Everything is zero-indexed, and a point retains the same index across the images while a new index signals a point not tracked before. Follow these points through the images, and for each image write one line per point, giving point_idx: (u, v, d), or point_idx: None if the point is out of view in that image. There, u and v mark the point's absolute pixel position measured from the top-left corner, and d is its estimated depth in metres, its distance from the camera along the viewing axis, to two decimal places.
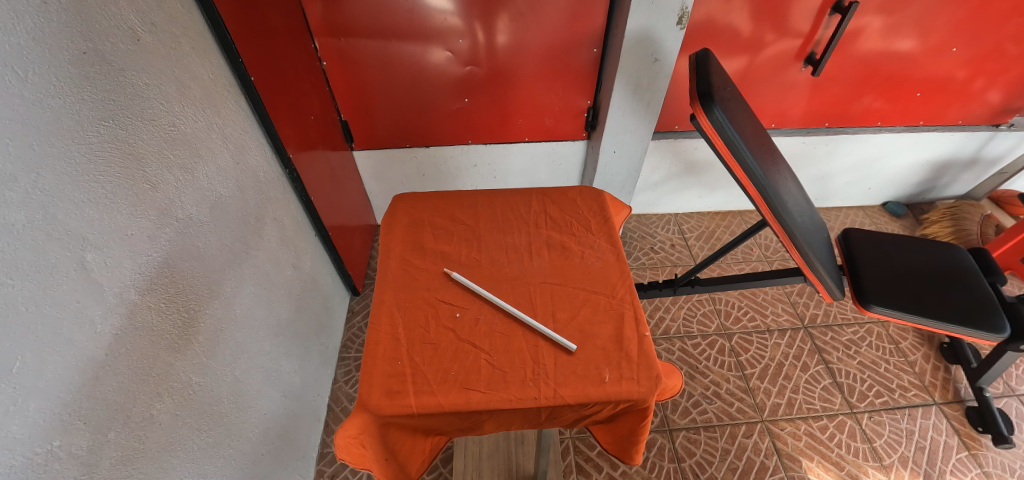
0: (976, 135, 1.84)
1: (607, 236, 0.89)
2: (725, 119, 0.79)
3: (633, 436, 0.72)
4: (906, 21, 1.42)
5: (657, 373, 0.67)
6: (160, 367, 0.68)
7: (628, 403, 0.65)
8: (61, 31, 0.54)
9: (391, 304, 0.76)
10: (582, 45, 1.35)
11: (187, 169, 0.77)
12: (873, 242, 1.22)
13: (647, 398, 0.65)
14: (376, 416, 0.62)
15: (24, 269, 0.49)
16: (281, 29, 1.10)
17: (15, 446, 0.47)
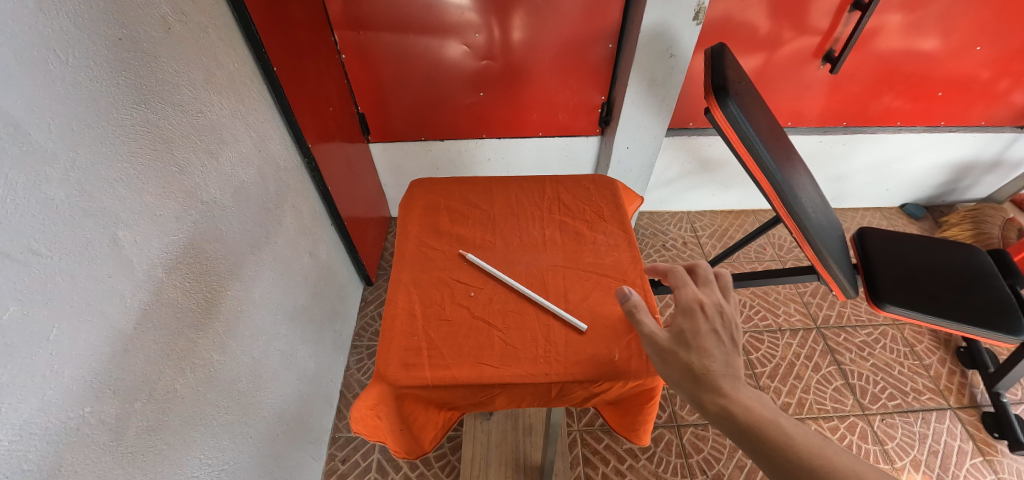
0: (999, 137, 1.80)
1: (619, 223, 0.90)
2: (740, 113, 0.79)
3: (641, 416, 0.73)
4: (929, 19, 1.39)
5: None
6: (183, 342, 0.70)
7: (637, 382, 0.66)
8: (98, 17, 0.57)
9: (408, 282, 0.77)
10: (598, 40, 1.36)
11: (212, 154, 0.80)
12: (889, 241, 1.21)
13: (656, 378, 0.65)
14: (393, 387, 0.64)
15: (60, 241, 0.52)
16: (303, 21, 1.12)
17: (50, 409, 0.50)
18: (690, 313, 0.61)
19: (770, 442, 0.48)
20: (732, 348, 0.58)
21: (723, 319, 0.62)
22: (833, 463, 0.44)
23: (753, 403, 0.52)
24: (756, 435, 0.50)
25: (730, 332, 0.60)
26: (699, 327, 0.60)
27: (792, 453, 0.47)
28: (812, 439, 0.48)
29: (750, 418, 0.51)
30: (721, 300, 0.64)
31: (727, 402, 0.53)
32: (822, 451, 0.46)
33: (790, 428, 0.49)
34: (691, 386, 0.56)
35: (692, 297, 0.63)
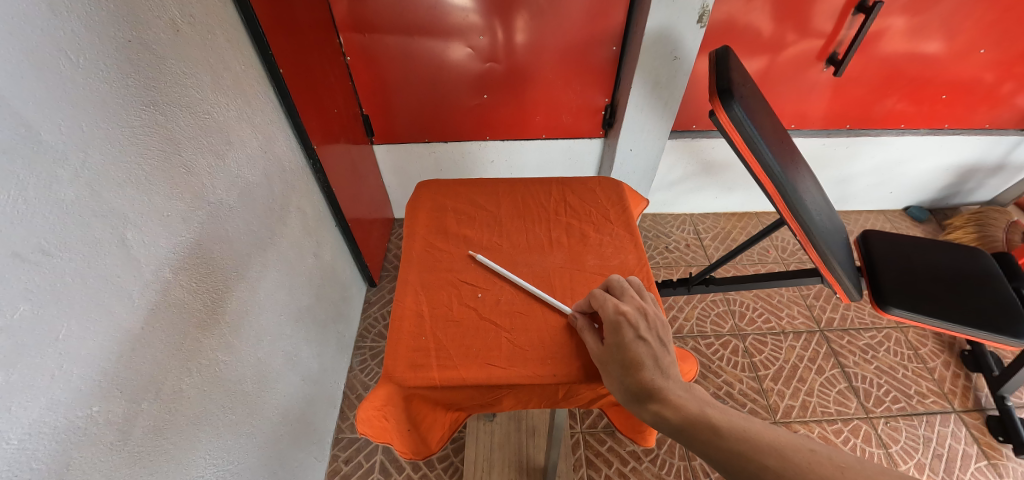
0: (1003, 140, 1.79)
1: (625, 225, 0.90)
2: (744, 115, 0.79)
3: None
4: (933, 22, 1.39)
5: None
6: (190, 343, 0.71)
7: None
8: (109, 19, 0.58)
9: (414, 283, 0.78)
10: (602, 43, 1.36)
11: (219, 155, 0.80)
12: (894, 244, 1.20)
13: None
14: (401, 387, 0.64)
15: (71, 242, 0.52)
16: (308, 23, 1.13)
17: (58, 408, 0.50)
18: (613, 323, 0.61)
19: (701, 433, 0.49)
20: (659, 348, 0.59)
21: (647, 322, 0.62)
22: (755, 440, 0.45)
23: (685, 399, 0.53)
24: (688, 434, 0.49)
25: (654, 333, 0.61)
26: (624, 336, 0.60)
27: (722, 442, 0.47)
28: (737, 421, 0.48)
29: (683, 414, 0.51)
30: (643, 303, 0.65)
31: (661, 406, 0.53)
32: (744, 430, 0.47)
33: (718, 415, 0.50)
34: (628, 398, 0.56)
35: (613, 307, 0.63)
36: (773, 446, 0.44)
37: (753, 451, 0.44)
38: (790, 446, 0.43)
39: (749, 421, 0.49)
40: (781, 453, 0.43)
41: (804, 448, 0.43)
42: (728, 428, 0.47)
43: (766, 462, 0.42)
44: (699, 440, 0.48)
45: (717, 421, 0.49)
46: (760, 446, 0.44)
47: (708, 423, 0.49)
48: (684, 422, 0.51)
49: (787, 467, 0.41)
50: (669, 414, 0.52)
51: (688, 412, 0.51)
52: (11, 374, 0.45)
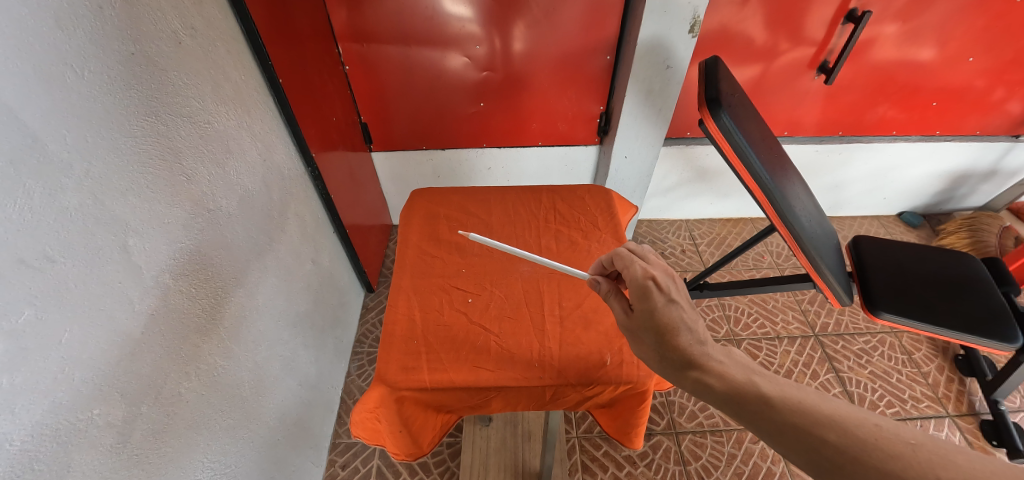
0: (994, 147, 1.81)
1: (613, 232, 0.91)
2: (732, 124, 0.81)
3: (633, 419, 0.74)
4: (922, 30, 1.42)
5: None
6: (189, 347, 0.72)
7: (628, 386, 0.68)
8: (114, 34, 0.60)
9: (408, 289, 0.79)
10: (596, 52, 1.38)
11: (219, 164, 0.82)
12: (883, 250, 1.22)
13: (646, 382, 0.67)
14: (391, 389, 0.65)
15: (74, 249, 0.54)
16: (307, 33, 1.15)
17: (61, 411, 0.51)
18: (643, 290, 0.61)
19: (750, 403, 0.49)
20: (690, 311, 0.60)
21: (675, 284, 0.63)
22: (813, 412, 0.45)
23: (726, 366, 0.55)
24: (735, 402, 0.50)
25: (684, 297, 0.62)
26: (656, 301, 0.60)
27: (773, 412, 0.47)
28: (790, 391, 0.48)
29: (727, 382, 0.53)
30: (668, 267, 0.65)
31: (702, 374, 0.55)
32: (800, 402, 0.47)
33: (765, 383, 0.51)
34: (667, 366, 0.58)
35: (642, 272, 0.63)
36: (833, 419, 0.44)
37: (811, 423, 0.44)
38: (852, 420, 0.43)
39: (802, 391, 0.49)
40: (842, 427, 0.42)
41: (868, 424, 0.42)
42: (780, 399, 0.48)
43: (825, 436, 0.42)
44: (748, 411, 0.49)
45: (767, 390, 0.50)
46: (818, 419, 0.44)
47: (756, 391, 0.50)
48: (728, 390, 0.52)
49: (849, 442, 0.41)
50: (712, 382, 0.53)
51: (732, 380, 0.53)
52: (14, 377, 0.46)
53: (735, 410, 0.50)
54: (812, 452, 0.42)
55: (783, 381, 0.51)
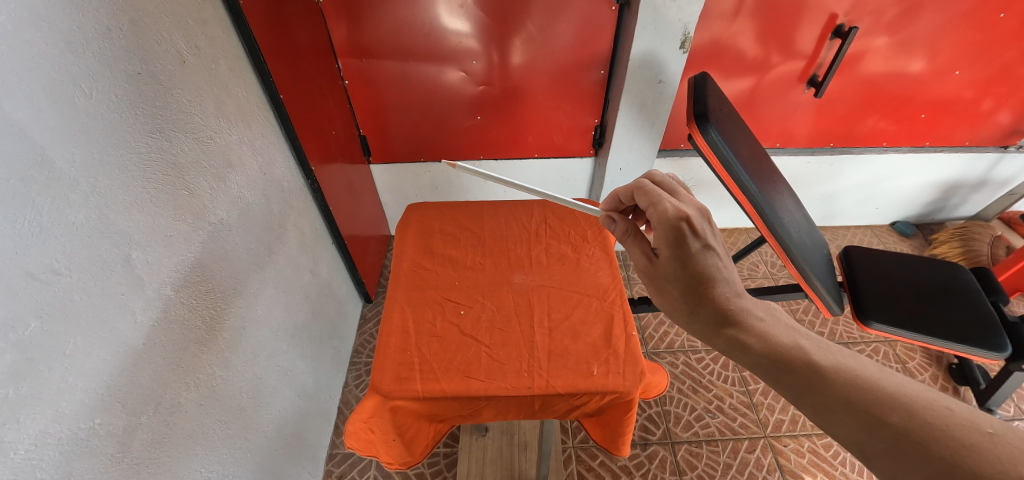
0: (984, 157, 1.84)
1: (602, 245, 0.93)
2: (720, 139, 0.84)
3: (620, 428, 0.75)
4: (908, 45, 1.45)
5: (641, 369, 0.70)
6: (189, 358, 0.73)
7: (614, 395, 0.69)
8: (121, 54, 0.62)
9: (402, 301, 0.81)
10: (590, 67, 1.42)
11: (221, 178, 0.84)
12: (874, 260, 1.24)
13: (632, 391, 0.68)
14: (386, 399, 0.66)
15: (79, 262, 0.55)
16: (308, 49, 1.18)
17: (63, 420, 0.53)
18: (679, 234, 0.63)
19: (800, 370, 0.53)
20: (720, 260, 0.64)
21: (706, 226, 0.65)
22: (875, 391, 0.47)
23: (766, 326, 0.60)
24: (782, 366, 0.54)
25: (715, 243, 0.65)
26: (692, 249, 0.63)
27: (828, 384, 0.50)
28: (845, 364, 0.51)
29: (768, 343, 0.57)
30: (696, 208, 0.68)
31: (744, 333, 0.59)
32: (858, 377, 0.49)
33: (811, 350, 0.55)
34: (704, 319, 0.63)
35: (677, 213, 0.64)
36: (897, 399, 0.46)
37: (873, 401, 0.46)
38: (919, 401, 0.45)
39: (858, 363, 0.51)
40: (908, 409, 0.44)
41: (937, 406, 0.44)
42: (835, 372, 0.51)
43: (888, 417, 0.44)
44: (799, 377, 0.52)
45: (817, 359, 0.53)
46: (882, 399, 0.46)
47: (803, 359, 0.54)
48: (770, 351, 0.56)
49: (914, 426, 0.43)
50: (751, 342, 0.58)
51: (773, 342, 0.57)
52: (19, 388, 0.48)
53: (779, 374, 0.54)
54: (869, 429, 0.45)
55: (831, 351, 0.55)
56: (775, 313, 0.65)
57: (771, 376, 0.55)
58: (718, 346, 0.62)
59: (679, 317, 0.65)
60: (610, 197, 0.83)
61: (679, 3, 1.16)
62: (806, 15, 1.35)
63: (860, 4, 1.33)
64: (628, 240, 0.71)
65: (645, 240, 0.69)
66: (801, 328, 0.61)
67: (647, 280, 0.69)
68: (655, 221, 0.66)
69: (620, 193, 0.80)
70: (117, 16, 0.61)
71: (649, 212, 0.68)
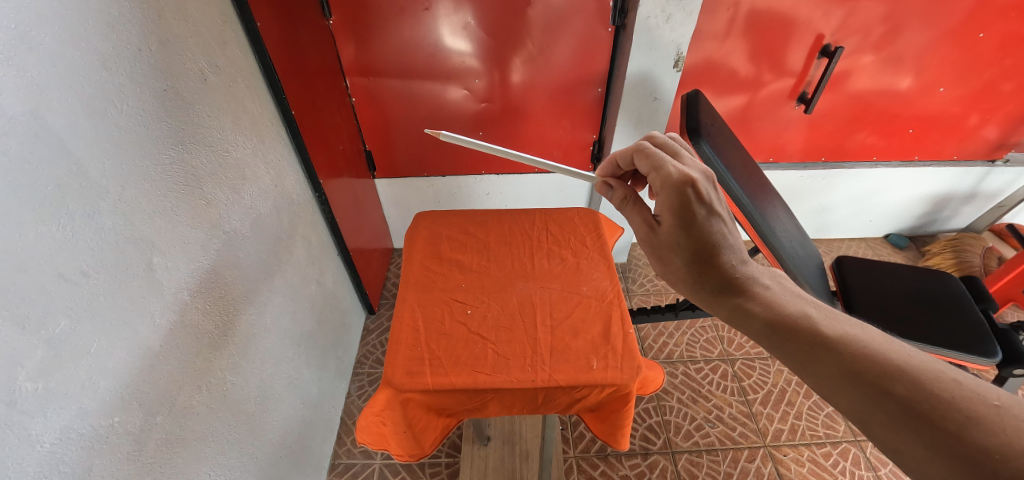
0: (972, 171, 1.89)
1: (600, 249, 0.97)
2: (711, 151, 0.88)
3: (618, 420, 0.77)
4: (894, 63, 1.51)
5: (638, 364, 0.73)
6: (202, 361, 0.76)
7: (613, 388, 0.72)
8: (150, 72, 0.66)
9: (412, 302, 0.84)
10: (588, 84, 1.48)
11: (235, 190, 0.88)
12: (865, 270, 1.28)
13: (629, 384, 0.71)
14: (397, 391, 0.69)
15: (106, 265, 0.58)
16: (318, 68, 1.24)
17: (86, 416, 0.55)
18: (684, 200, 0.66)
19: (806, 340, 0.54)
20: (725, 227, 0.67)
21: (710, 190, 0.68)
22: (882, 362, 0.47)
23: (772, 296, 0.61)
24: (788, 335, 0.56)
25: (720, 209, 0.67)
26: (696, 215, 0.65)
27: (835, 355, 0.51)
28: (853, 335, 0.52)
29: (774, 312, 0.59)
30: (701, 174, 0.70)
31: (750, 302, 0.61)
32: (864, 348, 0.50)
33: (816, 319, 0.56)
34: (708, 286, 0.65)
35: (681, 177, 0.67)
36: (904, 371, 0.46)
37: (879, 373, 0.47)
38: (928, 373, 0.45)
39: (866, 334, 0.52)
40: (915, 381, 0.44)
41: (947, 378, 0.44)
42: (843, 343, 0.51)
43: (894, 388, 0.45)
44: (803, 346, 0.54)
45: (824, 330, 0.54)
46: (889, 370, 0.46)
47: (809, 328, 0.55)
48: (774, 319, 0.58)
49: (920, 398, 0.43)
50: (756, 309, 0.60)
51: (779, 311, 0.59)
52: (47, 383, 0.50)
53: (783, 343, 0.56)
54: (873, 400, 0.45)
55: (838, 321, 0.55)
56: (783, 283, 0.66)
57: (775, 345, 0.57)
58: (723, 314, 0.64)
59: (683, 285, 0.68)
60: (609, 162, 0.88)
61: (672, 24, 1.22)
62: (794, 36, 1.41)
63: (845, 24, 1.39)
64: (628, 207, 0.76)
65: (646, 209, 0.73)
66: (810, 299, 0.62)
67: (653, 248, 0.72)
68: (661, 187, 0.69)
69: (621, 158, 0.83)
70: (147, 37, 0.66)
71: (654, 178, 0.71)
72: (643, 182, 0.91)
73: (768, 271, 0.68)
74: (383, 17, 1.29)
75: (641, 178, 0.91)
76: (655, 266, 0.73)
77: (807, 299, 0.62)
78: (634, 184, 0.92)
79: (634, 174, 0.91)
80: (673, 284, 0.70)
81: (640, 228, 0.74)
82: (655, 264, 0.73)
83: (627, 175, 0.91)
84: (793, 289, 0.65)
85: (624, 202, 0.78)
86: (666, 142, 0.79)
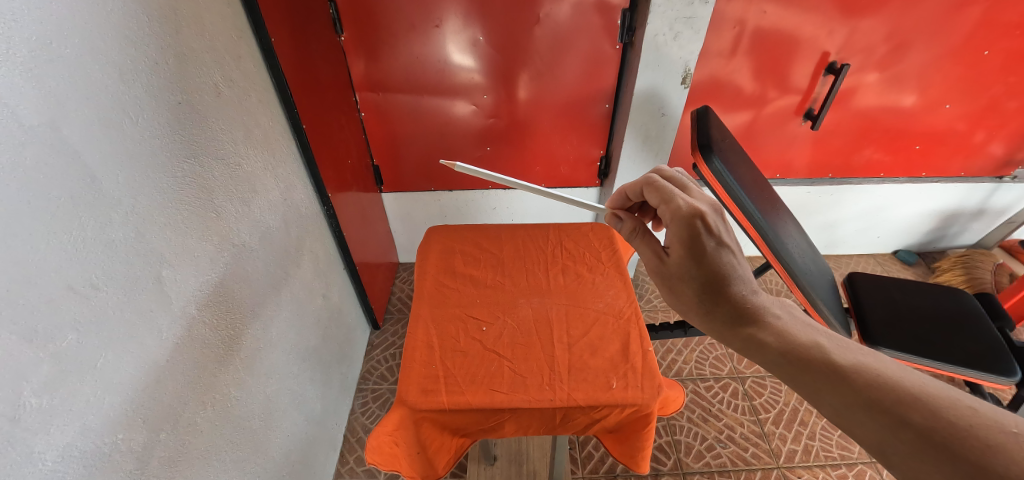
0: (980, 187, 1.89)
1: (615, 266, 1.00)
2: (723, 167, 0.88)
3: (638, 443, 0.78)
4: (900, 80, 1.52)
5: (658, 384, 0.74)
6: (207, 376, 0.74)
7: (632, 408, 0.73)
8: (165, 85, 0.67)
9: (427, 318, 0.87)
10: (596, 101, 1.49)
11: (246, 202, 0.88)
12: (878, 287, 1.27)
13: (650, 404, 0.72)
14: (412, 411, 0.70)
15: (115, 278, 0.57)
16: (329, 83, 1.25)
17: (90, 434, 0.54)
18: (694, 232, 0.66)
19: (819, 369, 0.53)
20: (734, 257, 0.67)
21: (719, 222, 0.68)
22: (896, 390, 0.47)
23: (783, 326, 0.61)
24: (801, 365, 0.55)
25: (729, 241, 0.67)
26: (706, 247, 0.66)
27: (849, 384, 0.50)
28: (866, 363, 0.51)
29: (786, 342, 0.58)
30: (710, 206, 0.70)
31: (762, 332, 0.61)
32: (878, 377, 0.49)
33: (828, 348, 0.55)
34: (720, 317, 0.65)
35: (690, 210, 0.67)
36: (920, 399, 0.45)
37: (895, 402, 0.46)
38: (943, 401, 0.44)
39: (879, 362, 0.51)
40: (932, 409, 0.44)
41: (962, 406, 0.43)
42: (856, 371, 0.50)
43: (910, 416, 0.44)
44: (817, 376, 0.53)
45: (837, 358, 0.53)
46: (904, 399, 0.46)
47: (820, 357, 0.54)
48: (787, 349, 0.57)
49: (938, 426, 0.42)
50: (768, 339, 0.60)
51: (791, 340, 0.58)
52: (51, 398, 0.49)
53: (797, 373, 0.55)
54: (890, 429, 0.45)
55: (850, 350, 0.55)
56: (792, 312, 0.65)
57: (788, 375, 0.56)
58: (736, 344, 0.63)
59: (695, 315, 0.68)
60: (619, 195, 0.87)
61: (680, 42, 1.24)
62: (799, 54, 1.43)
63: (850, 42, 1.41)
64: (636, 239, 0.77)
65: (655, 241, 0.73)
66: (820, 327, 0.62)
67: (662, 278, 0.72)
68: (670, 219, 0.70)
69: (630, 191, 0.83)
70: (164, 51, 0.67)
71: (664, 211, 0.72)
72: (651, 213, 0.91)
73: (777, 300, 0.67)
74: (393, 34, 1.31)
75: (649, 210, 0.91)
76: (664, 296, 0.72)
77: (818, 327, 0.61)
78: (642, 215, 0.92)
79: (642, 206, 0.91)
80: (684, 315, 0.69)
81: (649, 259, 0.73)
82: (665, 294, 0.73)
83: (635, 207, 0.91)
84: (803, 317, 0.65)
85: (634, 233, 0.78)
86: (673, 176, 0.80)
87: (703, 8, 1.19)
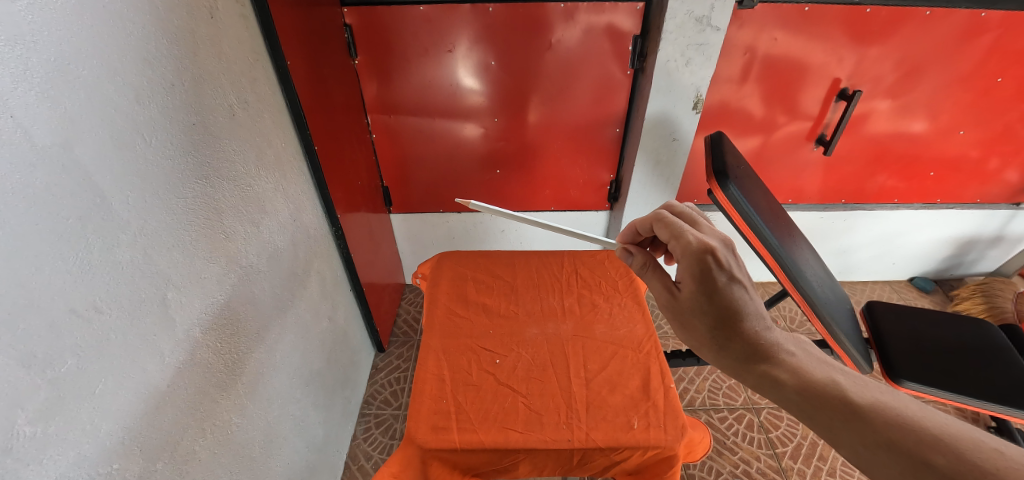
0: (996, 214, 1.86)
1: (632, 295, 0.99)
2: (739, 194, 0.87)
3: None
4: (913, 105, 1.51)
5: (681, 423, 0.72)
6: (207, 403, 0.72)
7: (654, 450, 0.70)
8: (181, 107, 0.67)
9: (437, 349, 0.85)
10: (606, 125, 1.49)
11: (255, 223, 0.87)
12: (897, 316, 1.24)
13: (673, 446, 0.70)
14: (421, 449, 0.69)
15: (120, 300, 0.56)
16: (341, 105, 1.26)
17: (83, 464, 0.51)
18: (705, 268, 0.64)
19: (836, 407, 0.50)
20: (747, 292, 0.65)
21: (730, 256, 0.66)
22: (917, 431, 0.45)
23: (798, 362, 0.58)
24: (818, 404, 0.52)
25: (741, 276, 0.66)
26: (717, 282, 0.64)
27: (869, 424, 0.47)
28: (885, 402, 0.49)
29: (802, 380, 0.56)
30: (720, 241, 0.69)
31: (776, 369, 0.58)
32: (898, 417, 0.47)
33: (846, 386, 0.53)
34: (735, 356, 0.61)
35: (700, 245, 0.66)
36: (943, 441, 0.43)
37: (917, 445, 0.43)
38: (967, 443, 0.42)
39: (898, 400, 0.49)
40: (956, 452, 0.41)
41: (987, 448, 0.41)
42: (874, 411, 0.48)
43: (933, 459, 0.42)
44: (834, 414, 0.50)
45: (853, 396, 0.51)
46: (925, 439, 0.44)
47: (838, 395, 0.52)
48: (803, 387, 0.55)
49: (963, 470, 0.40)
50: (783, 377, 0.57)
51: (807, 378, 0.55)
52: (47, 427, 0.47)
53: (814, 412, 0.52)
54: (912, 472, 0.42)
55: (869, 388, 0.52)
56: (808, 349, 0.62)
57: (804, 414, 0.53)
58: (750, 382, 0.60)
59: (708, 351, 0.65)
60: (629, 229, 0.85)
61: (692, 68, 1.25)
62: (810, 79, 1.43)
63: (860, 70, 1.41)
64: (647, 274, 0.74)
65: (666, 275, 0.71)
66: (835, 362, 0.59)
67: (674, 314, 0.69)
68: (681, 255, 0.68)
69: (640, 225, 0.81)
70: (181, 72, 0.67)
71: (674, 246, 0.70)
72: (662, 247, 0.88)
73: (792, 336, 0.64)
74: (406, 57, 1.33)
75: (660, 245, 0.88)
76: (677, 332, 0.69)
77: (834, 364, 0.58)
78: (653, 249, 0.89)
79: (653, 240, 0.88)
80: (696, 351, 0.66)
81: (660, 293, 0.71)
82: (677, 330, 0.70)
83: (646, 241, 0.88)
84: (817, 353, 0.62)
85: (645, 268, 0.75)
86: (683, 211, 0.78)
87: (714, 35, 1.20)
